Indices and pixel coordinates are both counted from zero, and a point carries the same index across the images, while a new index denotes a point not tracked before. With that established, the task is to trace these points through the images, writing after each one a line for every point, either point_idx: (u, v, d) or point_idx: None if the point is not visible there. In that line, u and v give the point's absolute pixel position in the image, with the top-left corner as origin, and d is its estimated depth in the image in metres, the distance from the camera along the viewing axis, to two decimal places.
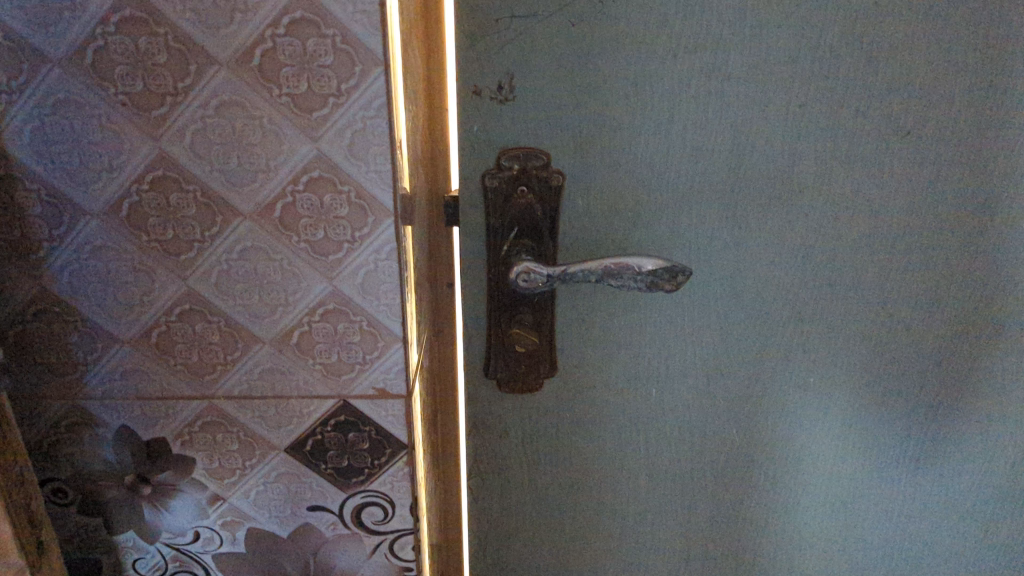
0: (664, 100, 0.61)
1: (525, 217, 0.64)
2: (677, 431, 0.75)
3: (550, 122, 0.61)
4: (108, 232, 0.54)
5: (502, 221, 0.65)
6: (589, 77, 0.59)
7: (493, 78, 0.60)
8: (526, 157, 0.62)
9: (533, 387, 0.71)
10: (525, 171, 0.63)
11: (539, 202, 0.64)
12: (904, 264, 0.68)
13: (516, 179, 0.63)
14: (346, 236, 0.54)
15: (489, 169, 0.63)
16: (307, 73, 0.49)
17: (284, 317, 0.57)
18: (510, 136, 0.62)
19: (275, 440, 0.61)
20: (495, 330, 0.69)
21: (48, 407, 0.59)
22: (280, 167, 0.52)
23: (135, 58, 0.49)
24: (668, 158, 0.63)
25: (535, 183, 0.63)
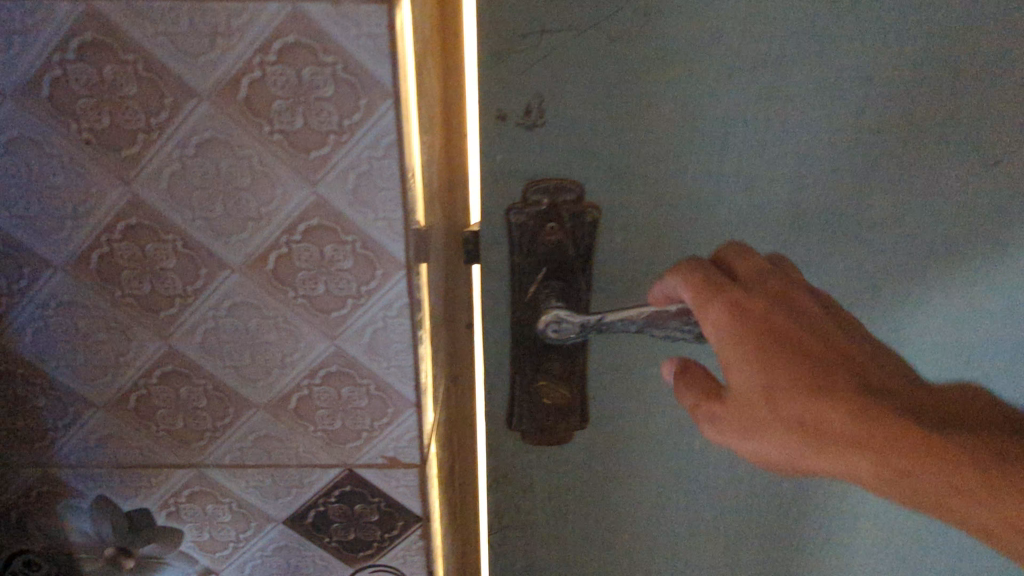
0: (719, 124, 0.52)
1: (556, 254, 0.56)
2: (722, 478, 0.67)
3: (586, 150, 0.53)
4: (76, 286, 0.46)
5: (529, 262, 0.56)
6: (634, 98, 0.51)
7: (520, 103, 0.51)
8: (557, 190, 0.54)
9: (562, 439, 0.64)
10: (556, 206, 0.54)
11: (571, 239, 0.56)
12: (974, 292, 0.62)
13: (546, 215, 0.54)
14: (350, 291, 0.47)
15: (514, 204, 0.54)
16: (303, 107, 0.41)
17: (280, 380, 0.49)
18: (539, 167, 0.53)
19: (272, 512, 0.54)
20: (520, 383, 0.60)
21: (15, 476, 0.52)
22: (273, 215, 0.44)
23: (100, 90, 0.41)
24: (720, 185, 0.55)
25: (567, 217, 0.55)
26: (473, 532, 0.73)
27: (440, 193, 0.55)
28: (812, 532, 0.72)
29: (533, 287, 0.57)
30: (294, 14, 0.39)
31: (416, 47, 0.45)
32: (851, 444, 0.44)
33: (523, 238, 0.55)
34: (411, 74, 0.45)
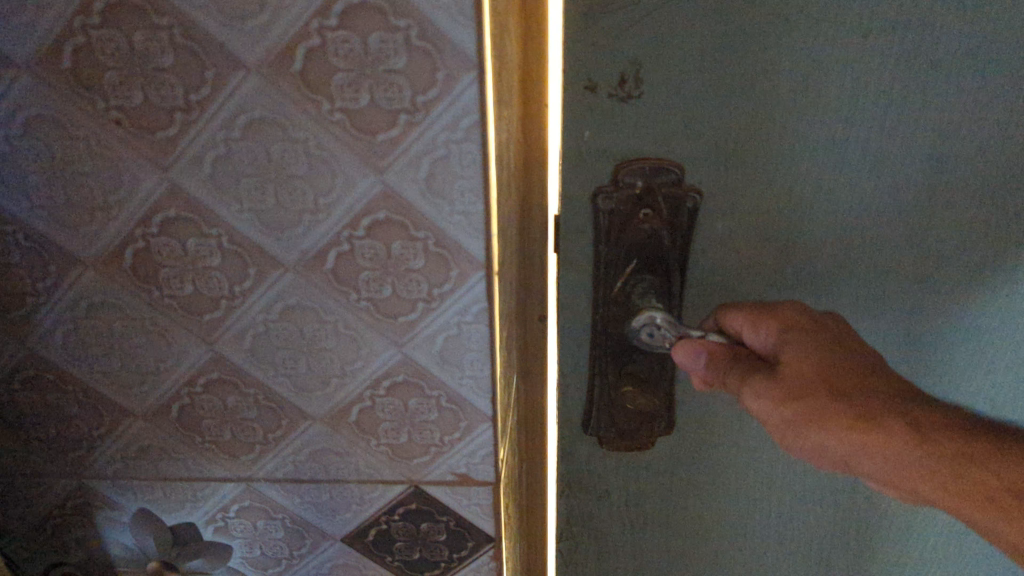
0: (848, 94, 0.44)
1: (648, 246, 0.49)
2: (818, 484, 0.61)
3: (688, 128, 0.45)
4: (108, 286, 0.40)
5: (618, 253, 0.49)
6: (747, 64, 0.43)
7: (614, 70, 0.44)
8: (653, 171, 0.46)
9: (643, 445, 0.58)
10: (651, 190, 0.47)
11: (668, 229, 0.48)
12: None
13: (639, 199, 0.47)
14: (421, 293, 0.40)
15: (603, 187, 0.47)
16: (369, 80, 0.34)
17: (339, 390, 0.43)
18: (630, 145, 0.46)
19: (329, 528, 0.49)
20: (602, 384, 0.54)
21: (48, 488, 0.47)
22: (332, 207, 0.38)
23: (131, 61, 0.35)
24: (843, 168, 0.47)
25: (662, 204, 0.48)
26: (541, 530, 0.68)
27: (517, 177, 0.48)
28: (916, 548, 0.65)
29: (621, 280, 0.50)
30: None
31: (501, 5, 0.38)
32: (882, 410, 0.37)
33: (611, 225, 0.48)
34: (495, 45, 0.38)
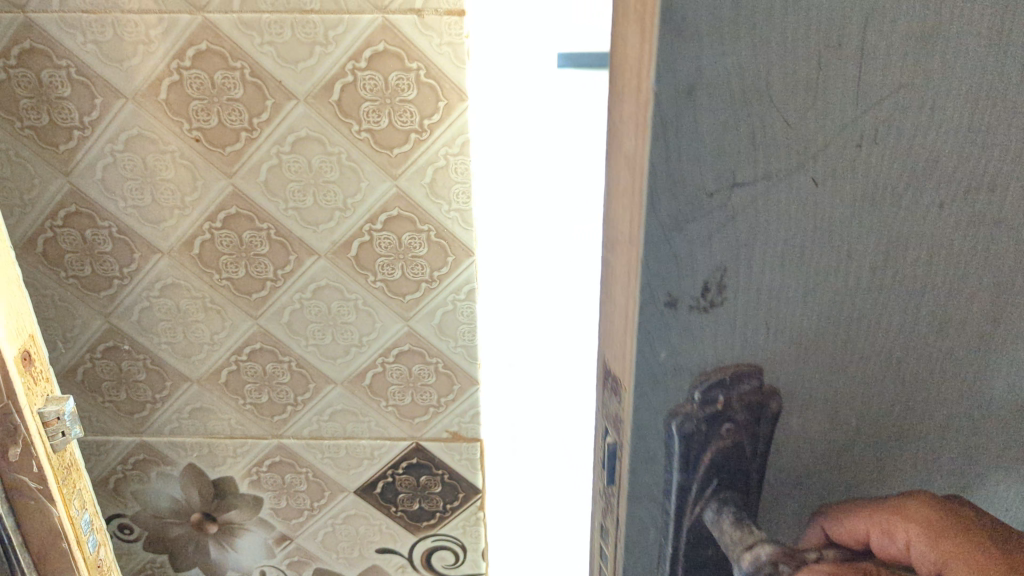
0: (929, 157, 0.32)
1: (731, 463, 0.37)
2: None
3: (781, 325, 0.34)
4: (179, 270, 0.52)
5: (698, 498, 0.37)
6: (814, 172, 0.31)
7: (694, 278, 0.33)
8: (734, 381, 0.35)
9: None
10: (734, 403, 0.35)
11: (750, 438, 0.37)
12: None
13: (714, 420, 0.36)
14: (423, 276, 0.51)
15: (680, 406, 0.35)
16: (389, 108, 0.46)
17: (358, 357, 0.54)
18: (711, 362, 0.35)
19: (344, 482, 0.59)
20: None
21: (115, 445, 0.58)
22: (357, 205, 0.49)
23: (210, 93, 0.46)
24: (947, 266, 0.34)
25: (742, 413, 0.36)
26: None
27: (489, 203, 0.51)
28: None
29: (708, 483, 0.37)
30: (386, 25, 0.44)
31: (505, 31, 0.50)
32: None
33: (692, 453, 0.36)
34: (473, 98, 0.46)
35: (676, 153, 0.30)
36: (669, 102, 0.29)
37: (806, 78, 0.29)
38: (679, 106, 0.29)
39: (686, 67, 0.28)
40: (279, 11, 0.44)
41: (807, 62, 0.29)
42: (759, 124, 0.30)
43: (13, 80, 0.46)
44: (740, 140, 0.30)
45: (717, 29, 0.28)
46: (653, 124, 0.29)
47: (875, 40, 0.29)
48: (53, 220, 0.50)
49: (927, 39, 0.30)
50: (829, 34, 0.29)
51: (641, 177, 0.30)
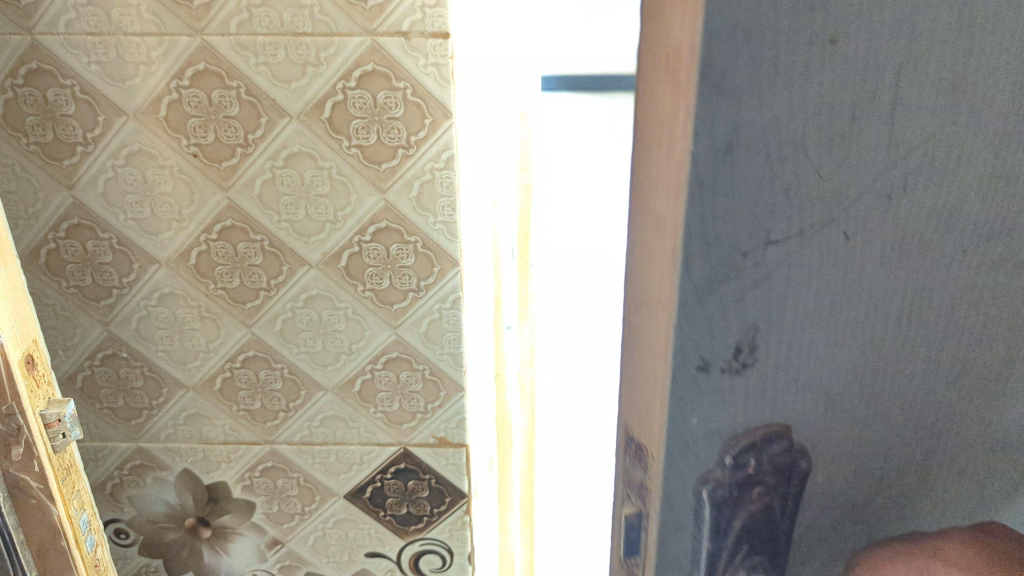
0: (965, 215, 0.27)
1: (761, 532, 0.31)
2: None
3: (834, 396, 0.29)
4: (176, 280, 0.54)
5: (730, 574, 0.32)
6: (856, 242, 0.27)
7: (726, 342, 0.28)
8: (764, 442, 0.30)
9: None
10: (764, 465, 0.30)
11: (782, 503, 0.31)
12: None
13: (745, 485, 0.31)
14: (410, 285, 0.54)
15: (709, 472, 0.30)
16: (377, 124, 0.49)
17: (347, 364, 0.56)
18: (741, 429, 0.30)
19: (334, 486, 0.61)
20: None
21: (112, 451, 0.60)
22: (348, 218, 0.52)
23: (207, 111, 0.49)
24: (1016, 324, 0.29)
25: (772, 474, 0.30)
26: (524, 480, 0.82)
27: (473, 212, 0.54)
28: None
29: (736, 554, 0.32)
30: (374, 47, 0.47)
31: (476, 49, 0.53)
32: None
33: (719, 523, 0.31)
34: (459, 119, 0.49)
35: (712, 212, 0.26)
36: (706, 157, 0.25)
37: (848, 119, 0.25)
38: (717, 162, 0.25)
39: (727, 122, 0.25)
40: (273, 34, 0.47)
41: (858, 102, 0.25)
42: (804, 176, 0.26)
43: (21, 98, 0.49)
44: (778, 197, 0.26)
45: (753, 80, 0.24)
46: (689, 184, 0.25)
47: (911, 90, 0.25)
48: (56, 232, 0.52)
49: (957, 95, 0.25)
50: (863, 87, 0.25)
51: (675, 239, 0.27)
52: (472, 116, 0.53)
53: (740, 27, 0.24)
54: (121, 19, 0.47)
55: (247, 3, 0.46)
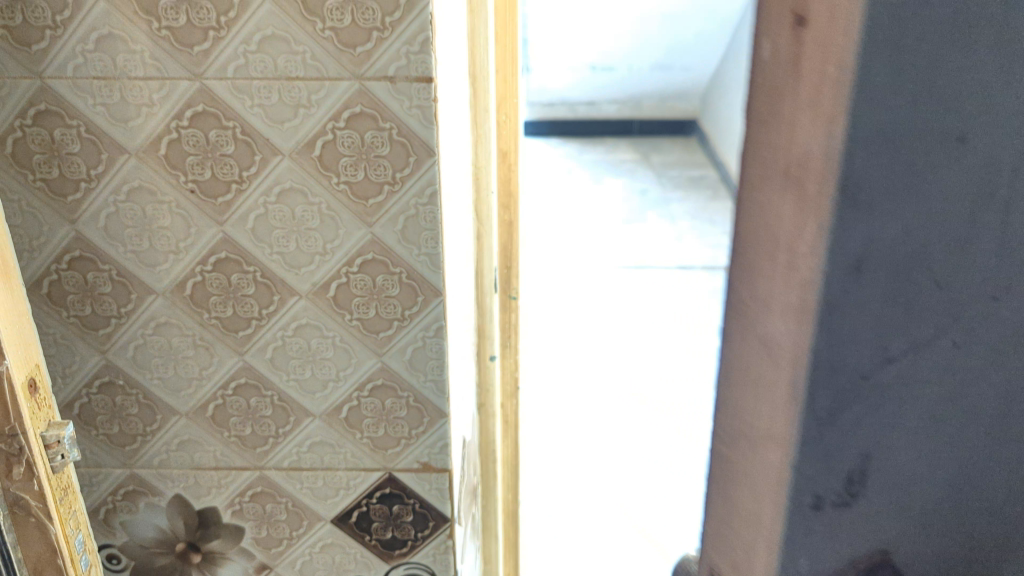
0: None
1: None
2: None
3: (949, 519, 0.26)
4: (172, 309, 0.56)
5: None
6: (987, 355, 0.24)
7: (840, 476, 0.25)
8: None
9: None
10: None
11: None
12: None
13: None
14: (395, 315, 0.56)
15: None
16: (364, 162, 0.52)
17: (335, 391, 0.59)
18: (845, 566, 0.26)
19: (322, 511, 0.63)
20: None
21: (106, 477, 0.62)
22: (336, 250, 0.54)
23: (205, 150, 0.52)
24: None
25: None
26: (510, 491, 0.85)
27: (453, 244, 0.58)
28: None
29: None
30: (362, 90, 0.50)
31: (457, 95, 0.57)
32: None
33: None
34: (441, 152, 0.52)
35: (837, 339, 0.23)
36: (838, 280, 0.22)
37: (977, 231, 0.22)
38: (846, 284, 0.22)
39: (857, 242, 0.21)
40: (268, 78, 0.50)
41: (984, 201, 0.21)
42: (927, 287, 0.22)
43: (28, 137, 0.52)
44: (902, 313, 0.22)
45: (892, 187, 0.21)
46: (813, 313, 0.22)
47: None
48: (58, 264, 0.55)
49: None
50: (993, 182, 0.21)
51: (798, 373, 0.23)
52: (453, 150, 0.56)
53: (882, 128, 0.20)
54: (125, 64, 0.50)
55: (244, 50, 0.49)
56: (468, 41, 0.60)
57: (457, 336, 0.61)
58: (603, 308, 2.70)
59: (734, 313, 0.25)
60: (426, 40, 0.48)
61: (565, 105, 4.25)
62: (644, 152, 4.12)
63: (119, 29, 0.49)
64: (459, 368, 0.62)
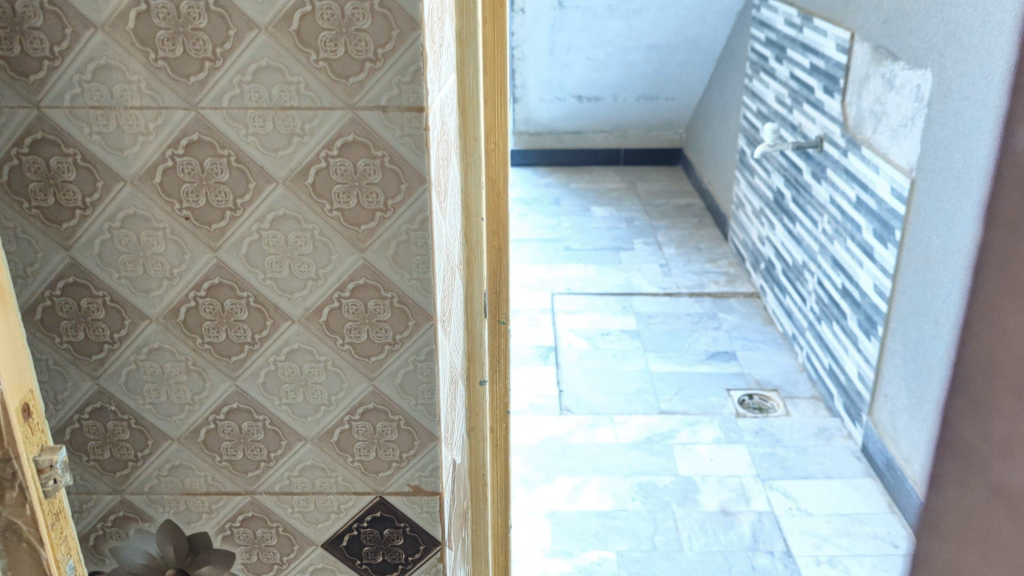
0: None
1: None
2: None
3: None
4: (166, 335, 0.57)
5: None
6: None
7: None
8: None
9: None
10: None
11: None
12: None
13: None
14: (387, 339, 0.57)
15: None
16: (357, 190, 0.53)
17: (327, 415, 0.60)
18: None
19: (312, 535, 0.64)
20: None
21: (97, 503, 0.62)
22: (328, 275, 0.55)
23: (200, 178, 0.53)
24: None
25: None
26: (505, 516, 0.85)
27: (443, 266, 0.58)
28: None
29: None
30: (354, 119, 0.51)
31: (448, 124, 0.59)
32: None
33: None
34: (433, 175, 0.54)
35: None
36: None
37: None
38: None
39: None
40: (262, 107, 0.51)
41: None
42: None
43: (25, 165, 0.53)
44: None
45: None
46: None
47: None
48: (52, 290, 0.56)
49: None
50: None
51: None
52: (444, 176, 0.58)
53: None
54: (122, 94, 0.51)
55: (239, 80, 0.50)
56: (458, 71, 0.61)
57: (447, 357, 0.61)
58: (590, 335, 2.72)
59: (952, 453, 0.25)
60: (417, 70, 0.50)
61: (550, 134, 4.29)
62: (629, 180, 4.16)
63: (116, 60, 0.50)
64: (449, 389, 0.63)
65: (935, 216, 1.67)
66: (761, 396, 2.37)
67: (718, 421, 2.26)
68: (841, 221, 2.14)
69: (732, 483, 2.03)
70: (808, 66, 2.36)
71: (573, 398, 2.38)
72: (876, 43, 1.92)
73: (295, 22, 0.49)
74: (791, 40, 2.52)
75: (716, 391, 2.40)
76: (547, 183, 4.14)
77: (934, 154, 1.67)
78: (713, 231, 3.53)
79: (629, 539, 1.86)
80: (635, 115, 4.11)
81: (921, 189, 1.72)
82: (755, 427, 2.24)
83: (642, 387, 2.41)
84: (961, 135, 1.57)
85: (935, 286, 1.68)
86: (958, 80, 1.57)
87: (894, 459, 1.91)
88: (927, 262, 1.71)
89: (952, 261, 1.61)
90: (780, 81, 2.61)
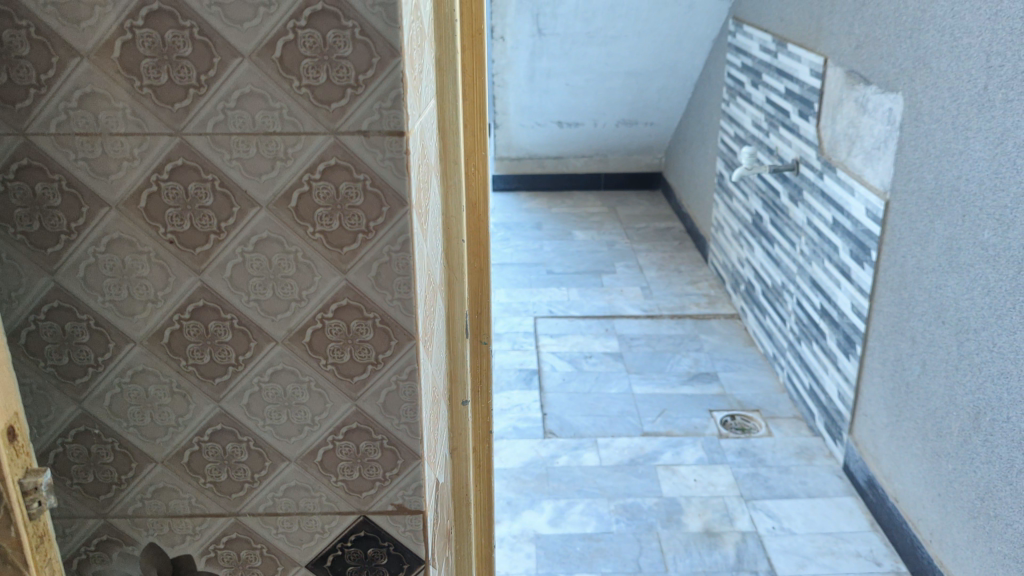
0: None
1: None
2: None
3: None
4: (150, 357, 0.58)
5: None
6: None
7: None
8: None
9: None
10: None
11: None
12: None
13: None
14: (370, 358, 0.58)
15: None
16: (339, 213, 0.54)
17: (310, 436, 0.60)
18: None
19: (297, 556, 0.65)
20: None
21: (80, 526, 0.63)
22: (312, 296, 0.56)
23: (184, 202, 0.54)
24: None
25: None
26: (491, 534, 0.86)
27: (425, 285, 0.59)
28: None
29: None
30: (336, 144, 0.52)
31: (428, 147, 0.60)
32: None
33: None
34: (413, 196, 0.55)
35: None
36: None
37: None
38: None
39: None
40: (246, 132, 0.52)
41: None
42: None
43: (11, 191, 0.53)
44: None
45: None
46: None
47: None
48: (37, 314, 0.56)
49: None
50: None
51: None
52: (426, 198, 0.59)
53: None
54: (107, 120, 0.52)
55: (223, 106, 0.52)
56: (438, 96, 0.62)
57: (430, 376, 0.62)
58: (574, 358, 2.73)
59: None
60: (398, 96, 0.51)
61: (532, 159, 4.32)
62: (610, 205, 4.20)
63: (101, 88, 0.51)
64: (432, 407, 0.64)
65: (909, 235, 1.70)
66: (743, 416, 2.39)
67: (702, 442, 2.28)
68: (819, 242, 2.17)
69: (716, 503, 2.04)
70: (783, 91, 2.40)
71: (558, 421, 2.38)
72: (849, 68, 1.96)
73: (278, 50, 0.50)
74: (766, 66, 2.56)
75: (699, 412, 2.42)
76: (529, 208, 4.17)
77: (907, 176, 1.70)
78: (694, 253, 3.56)
79: (614, 561, 1.86)
80: (615, 140, 4.15)
81: (895, 210, 1.76)
82: (738, 448, 2.25)
83: (626, 410, 2.42)
84: (933, 157, 1.60)
85: (911, 305, 1.71)
86: (929, 103, 1.61)
87: (875, 476, 1.93)
88: (903, 281, 1.74)
89: (926, 281, 1.64)
90: (757, 106, 2.65)
